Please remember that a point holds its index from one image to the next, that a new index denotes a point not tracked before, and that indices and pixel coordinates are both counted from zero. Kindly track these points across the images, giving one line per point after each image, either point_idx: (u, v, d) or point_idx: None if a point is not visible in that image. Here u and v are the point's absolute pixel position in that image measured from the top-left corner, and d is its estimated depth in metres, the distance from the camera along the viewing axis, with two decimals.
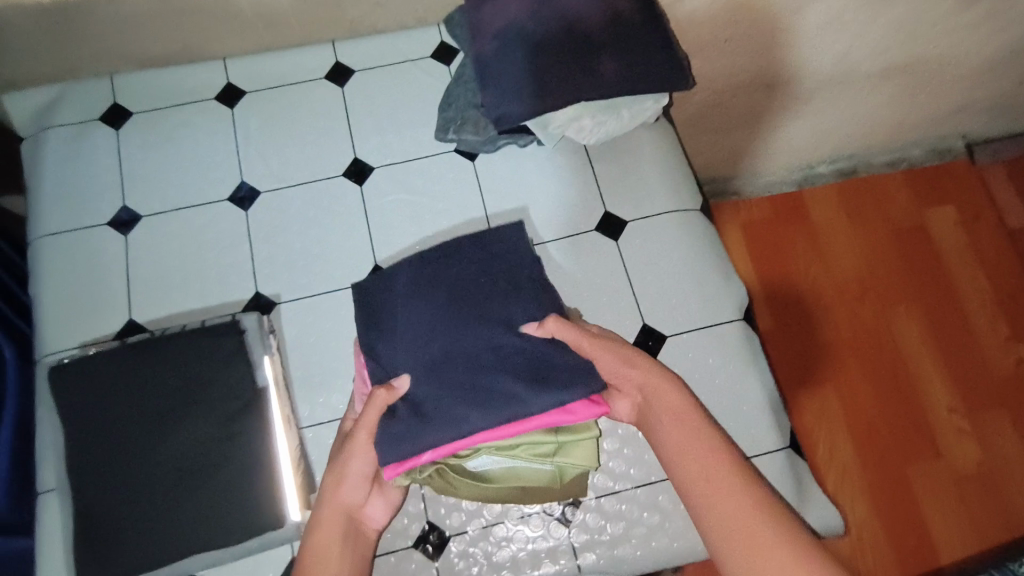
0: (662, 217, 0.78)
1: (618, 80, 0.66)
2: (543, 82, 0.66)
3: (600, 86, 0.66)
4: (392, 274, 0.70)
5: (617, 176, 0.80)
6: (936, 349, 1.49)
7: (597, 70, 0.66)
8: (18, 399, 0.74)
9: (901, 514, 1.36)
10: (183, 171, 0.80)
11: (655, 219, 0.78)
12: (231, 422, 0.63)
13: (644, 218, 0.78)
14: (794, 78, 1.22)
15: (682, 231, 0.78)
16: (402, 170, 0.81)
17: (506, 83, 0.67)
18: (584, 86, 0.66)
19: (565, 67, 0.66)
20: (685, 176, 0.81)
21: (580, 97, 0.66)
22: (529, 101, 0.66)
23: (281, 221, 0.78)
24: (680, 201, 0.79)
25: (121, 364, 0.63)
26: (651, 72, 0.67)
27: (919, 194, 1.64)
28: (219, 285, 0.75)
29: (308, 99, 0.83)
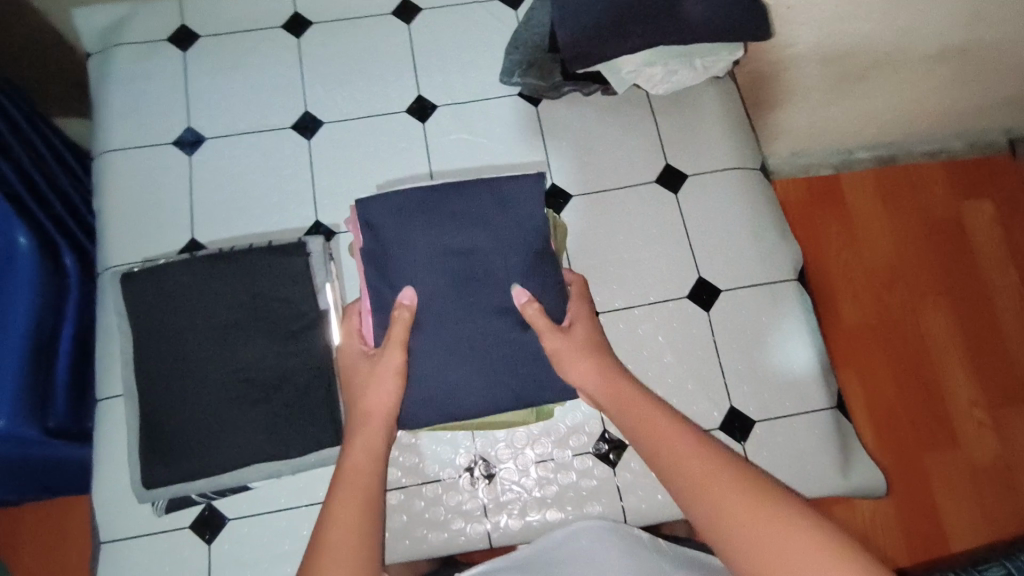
0: (723, 174, 0.79)
1: (699, 26, 0.67)
2: (624, 24, 0.67)
3: (681, 29, 0.67)
4: (398, 205, 0.60)
5: (681, 131, 0.80)
6: (962, 342, 1.48)
7: (679, 16, 0.67)
8: (77, 310, 0.75)
9: (917, 501, 1.35)
10: (248, 97, 0.80)
11: (715, 175, 0.78)
12: (294, 340, 0.64)
13: (705, 174, 0.78)
14: (850, 53, 1.21)
15: (742, 189, 0.78)
16: (465, 111, 0.81)
17: (586, 23, 0.68)
18: (666, 30, 0.67)
19: (648, 9, 0.67)
20: (747, 135, 0.81)
21: (659, 42, 0.68)
22: (610, 43, 0.68)
23: (343, 152, 0.79)
24: (742, 160, 0.79)
25: (196, 274, 0.64)
26: (731, 17, 0.68)
27: (957, 186, 1.61)
28: (279, 210, 0.76)
29: (374, 34, 0.83)
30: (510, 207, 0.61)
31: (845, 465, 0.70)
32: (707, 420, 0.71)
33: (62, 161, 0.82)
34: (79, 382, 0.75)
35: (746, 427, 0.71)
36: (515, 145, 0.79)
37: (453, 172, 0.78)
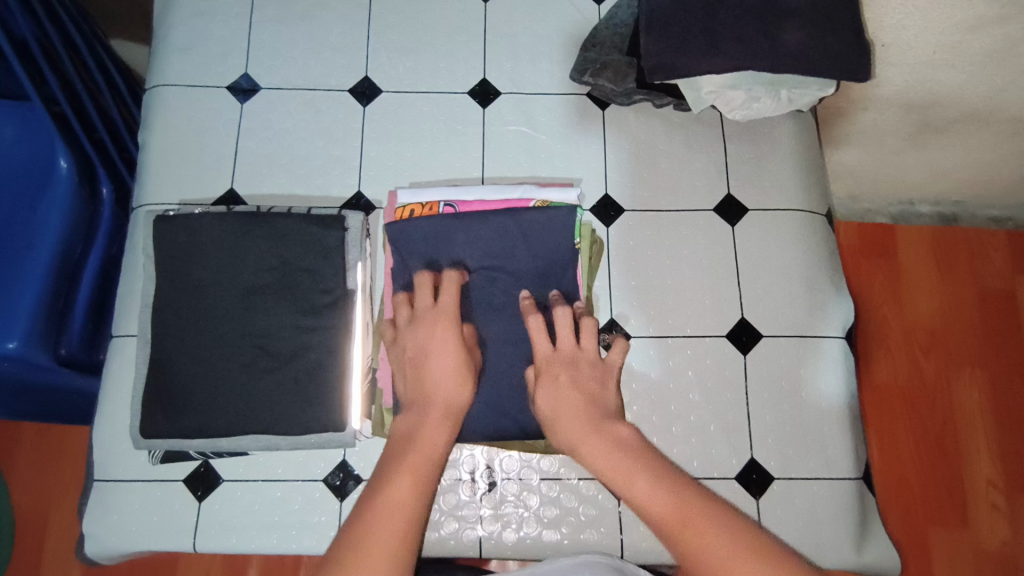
0: (787, 214, 0.74)
1: (798, 54, 0.63)
2: (716, 42, 0.64)
3: (776, 56, 0.63)
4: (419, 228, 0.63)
5: (750, 161, 0.75)
6: (992, 421, 1.40)
7: (778, 39, 0.63)
8: (107, 240, 0.75)
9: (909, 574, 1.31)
10: (310, 52, 0.77)
11: (778, 214, 0.74)
12: (317, 315, 0.62)
13: (767, 210, 0.74)
14: (938, 105, 1.13)
15: (804, 233, 0.74)
16: (528, 103, 0.77)
17: (675, 33, 0.65)
18: (759, 54, 0.63)
19: (745, 29, 0.63)
20: (819, 177, 0.76)
21: (748, 65, 0.64)
22: (696, 58, 0.64)
23: (397, 126, 0.75)
24: (809, 203, 0.75)
25: (227, 229, 0.62)
26: (835, 53, 0.63)
27: (1020, 258, 1.51)
28: (323, 175, 0.73)
29: (448, 7, 0.79)
30: (536, 238, 0.63)
31: (862, 539, 0.67)
32: (723, 467, 0.68)
33: (116, 88, 0.81)
34: (102, 317, 0.74)
35: (763, 481, 0.68)
36: (574, 147, 0.76)
37: (506, 164, 0.75)
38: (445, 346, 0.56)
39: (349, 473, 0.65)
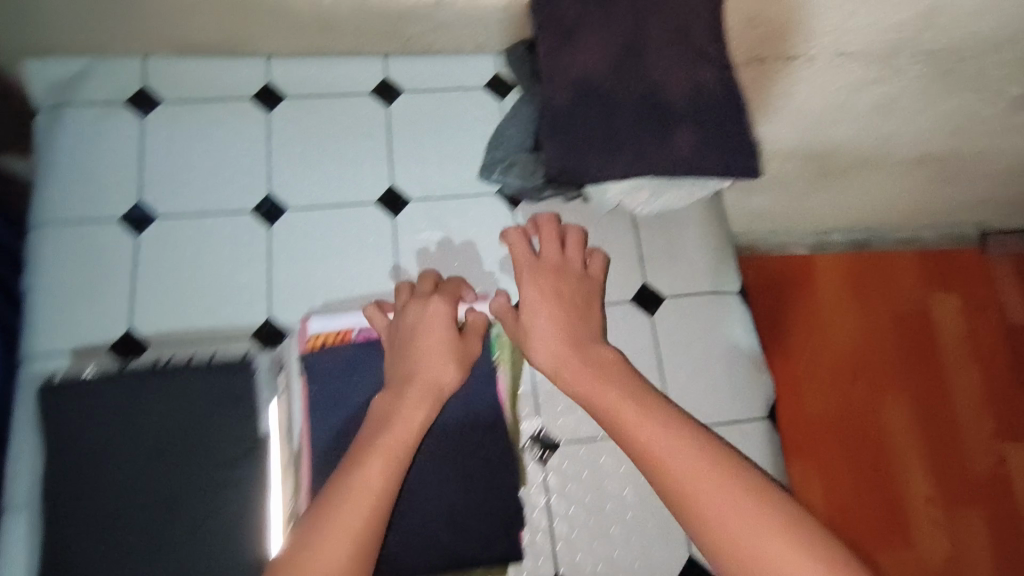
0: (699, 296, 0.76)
1: (692, 158, 0.65)
2: (611, 153, 0.65)
3: (673, 160, 0.65)
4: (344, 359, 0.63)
5: (662, 248, 0.77)
6: (923, 438, 1.50)
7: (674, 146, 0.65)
8: None
9: None
10: (207, 175, 0.75)
11: (694, 298, 0.76)
12: (230, 469, 0.59)
13: (682, 295, 0.76)
14: (838, 151, 1.20)
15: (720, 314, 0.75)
16: (437, 207, 0.77)
17: (571, 141, 0.65)
18: (656, 160, 0.65)
19: (639, 135, 0.65)
20: (729, 255, 0.78)
21: (647, 171, 0.65)
22: (594, 165, 0.65)
23: (304, 242, 0.74)
24: (722, 283, 0.77)
25: (124, 396, 0.59)
26: (727, 153, 0.65)
27: (926, 277, 1.64)
28: (232, 304, 0.71)
29: (346, 115, 0.79)
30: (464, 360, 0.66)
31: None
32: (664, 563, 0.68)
33: None
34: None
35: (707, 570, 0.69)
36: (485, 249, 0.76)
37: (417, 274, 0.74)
38: (433, 323, 0.61)
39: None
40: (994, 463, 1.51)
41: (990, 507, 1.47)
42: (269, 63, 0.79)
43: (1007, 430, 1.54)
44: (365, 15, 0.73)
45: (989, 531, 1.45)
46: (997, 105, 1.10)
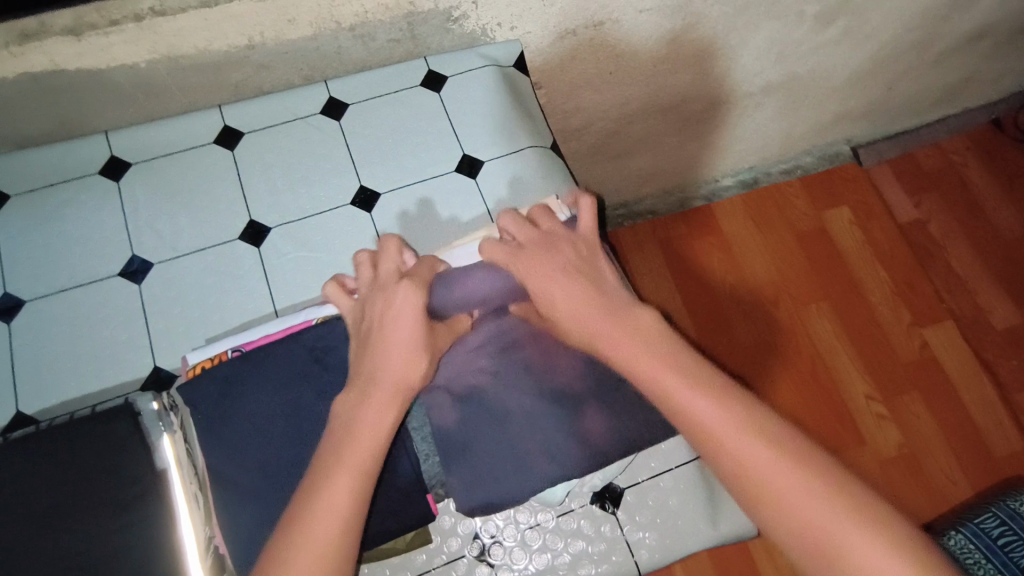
0: (519, 153, 0.87)
1: (589, 434, 0.64)
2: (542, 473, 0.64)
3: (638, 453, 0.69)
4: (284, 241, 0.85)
5: (505, 200, 0.84)
6: (850, 343, 1.64)
7: (578, 423, 0.65)
8: None
9: None
10: (73, 247, 0.78)
11: (522, 202, 0.84)
12: (75, 552, 0.58)
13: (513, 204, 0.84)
14: (686, 101, 1.29)
15: (539, 171, 0.86)
16: (270, 140, 0.85)
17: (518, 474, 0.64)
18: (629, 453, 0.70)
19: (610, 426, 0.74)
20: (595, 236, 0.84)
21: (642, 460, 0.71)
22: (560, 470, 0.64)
23: (264, 163, 0.84)
24: (548, 182, 0.85)
25: (18, 452, 0.61)
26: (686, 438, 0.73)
27: (816, 198, 1.78)
28: (111, 363, 0.74)
29: (185, 162, 0.83)
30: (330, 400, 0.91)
31: (646, 541, 0.70)
32: (608, 516, 0.71)
33: None
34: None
35: (615, 496, 0.72)
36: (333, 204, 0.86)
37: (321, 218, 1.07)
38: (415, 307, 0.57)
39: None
40: (917, 347, 1.64)
41: (925, 390, 1.60)
42: (111, 152, 0.82)
43: (923, 315, 1.68)
44: (164, 76, 0.79)
45: (929, 412, 1.58)
46: (806, 23, 1.18)
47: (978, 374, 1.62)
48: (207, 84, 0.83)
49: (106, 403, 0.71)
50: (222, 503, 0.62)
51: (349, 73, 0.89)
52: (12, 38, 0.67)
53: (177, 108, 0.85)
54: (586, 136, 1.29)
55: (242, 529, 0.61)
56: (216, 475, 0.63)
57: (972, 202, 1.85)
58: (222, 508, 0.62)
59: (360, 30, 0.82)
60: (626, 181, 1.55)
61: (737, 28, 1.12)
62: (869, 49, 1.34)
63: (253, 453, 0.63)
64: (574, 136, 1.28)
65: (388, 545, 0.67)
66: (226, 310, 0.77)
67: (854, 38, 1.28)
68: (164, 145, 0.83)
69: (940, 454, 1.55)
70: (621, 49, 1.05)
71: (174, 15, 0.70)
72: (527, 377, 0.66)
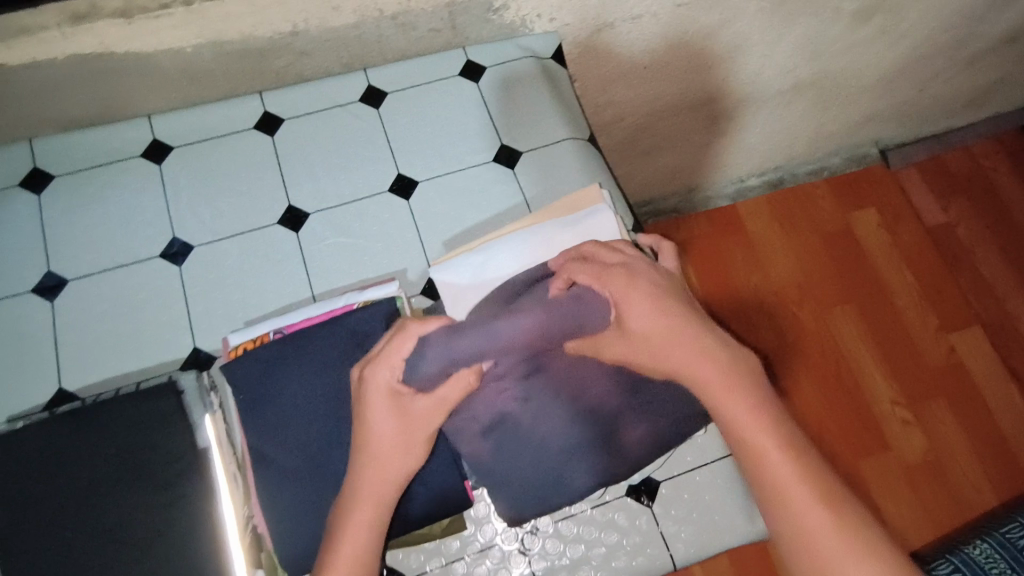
0: (556, 144, 0.87)
1: (616, 444, 0.66)
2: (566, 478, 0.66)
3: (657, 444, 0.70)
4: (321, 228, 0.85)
5: (542, 191, 0.84)
6: (875, 346, 1.62)
7: (614, 437, 0.66)
8: None
9: None
10: (117, 228, 0.79)
11: (560, 192, 0.84)
12: (120, 526, 0.59)
13: (551, 194, 0.84)
14: (717, 97, 1.29)
15: (576, 162, 0.86)
16: (309, 126, 0.85)
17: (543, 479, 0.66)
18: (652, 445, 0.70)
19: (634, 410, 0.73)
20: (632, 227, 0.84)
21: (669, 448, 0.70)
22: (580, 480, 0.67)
23: (304, 149, 0.84)
24: (585, 174, 0.85)
25: (66, 429, 0.62)
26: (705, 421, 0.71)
27: (843, 199, 1.77)
28: (153, 343, 0.74)
29: (226, 146, 0.83)
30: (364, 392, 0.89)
31: (682, 535, 0.70)
32: (643, 508, 0.70)
33: None
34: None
35: (651, 488, 0.71)
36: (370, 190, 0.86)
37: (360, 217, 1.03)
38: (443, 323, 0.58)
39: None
40: (944, 352, 1.62)
41: (952, 395, 1.58)
42: (154, 136, 0.83)
43: (950, 320, 1.65)
44: (208, 61, 0.79)
45: (955, 418, 1.56)
46: (842, 21, 1.17)
47: (1005, 380, 1.60)
48: (249, 70, 0.83)
49: (151, 380, 0.72)
50: (262, 483, 0.62)
51: (388, 62, 0.90)
52: (64, 20, 0.68)
53: (219, 94, 0.86)
54: (615, 131, 1.28)
55: (284, 509, 0.62)
56: (258, 455, 0.63)
57: (1001, 207, 1.83)
58: (262, 488, 0.63)
59: (402, 19, 0.82)
60: (652, 178, 1.55)
61: (772, 24, 1.11)
62: (904, 49, 1.33)
63: (295, 434, 0.64)
64: (605, 130, 1.28)
65: (423, 532, 0.66)
66: (264, 293, 0.77)
67: (889, 37, 1.27)
68: (205, 130, 0.84)
69: (965, 461, 1.53)
70: (656, 43, 1.05)
71: (222, 0, 0.71)
72: (567, 390, 0.65)
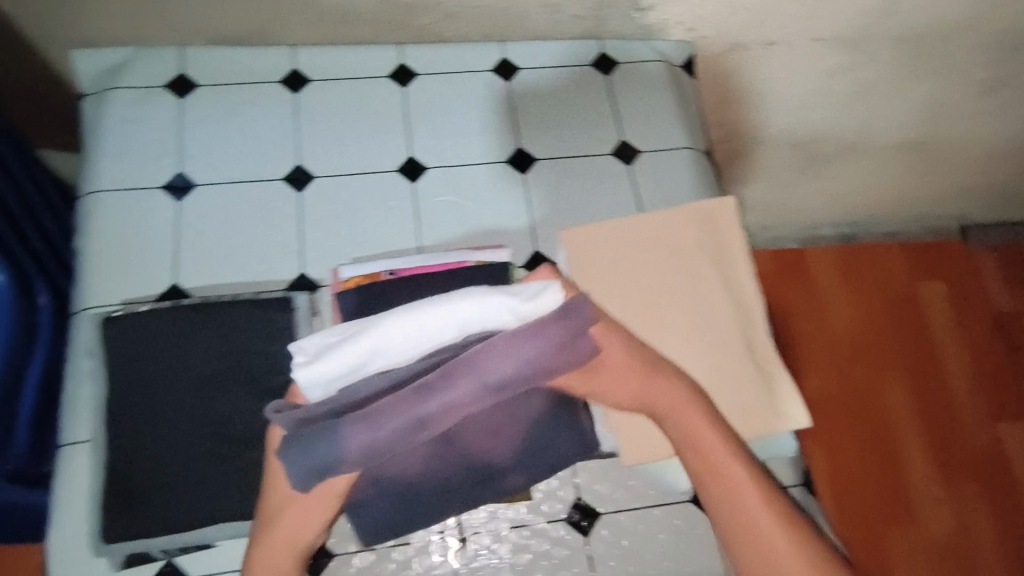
0: (675, 151, 0.88)
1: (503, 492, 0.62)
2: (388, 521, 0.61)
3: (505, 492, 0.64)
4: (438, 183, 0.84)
5: (655, 193, 0.85)
6: (920, 418, 1.60)
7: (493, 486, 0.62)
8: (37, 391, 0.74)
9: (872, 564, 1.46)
10: (248, 145, 0.82)
11: (671, 198, 0.85)
12: (223, 422, 0.61)
13: (662, 197, 0.85)
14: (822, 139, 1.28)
15: (691, 172, 0.87)
16: (442, 86, 0.88)
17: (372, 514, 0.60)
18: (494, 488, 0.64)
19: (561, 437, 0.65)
20: None
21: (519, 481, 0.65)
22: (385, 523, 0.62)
23: (434, 107, 0.86)
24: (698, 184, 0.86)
25: (185, 320, 0.64)
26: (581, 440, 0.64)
27: (914, 267, 1.74)
28: (263, 260, 0.77)
29: (360, 88, 0.86)
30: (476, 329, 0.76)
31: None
32: (705, 518, 0.70)
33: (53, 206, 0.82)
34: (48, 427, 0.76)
35: None
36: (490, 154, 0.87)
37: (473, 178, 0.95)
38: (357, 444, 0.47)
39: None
40: (988, 440, 1.60)
41: (989, 484, 1.56)
42: (295, 65, 0.86)
43: (1000, 408, 1.63)
44: (363, 4, 0.82)
45: (988, 507, 1.54)
46: (966, 87, 1.16)
47: None
48: (398, 21, 0.85)
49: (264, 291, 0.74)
50: None
51: (524, 39, 0.91)
52: None
53: (361, 37, 0.88)
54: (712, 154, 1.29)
55: None
56: None
57: None
58: None
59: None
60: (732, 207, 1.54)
61: (897, 77, 1.10)
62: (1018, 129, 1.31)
63: None
64: None
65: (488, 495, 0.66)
66: (374, 234, 0.79)
67: (1009, 112, 1.25)
68: (343, 69, 0.86)
69: (991, 552, 1.50)
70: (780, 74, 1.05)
71: None
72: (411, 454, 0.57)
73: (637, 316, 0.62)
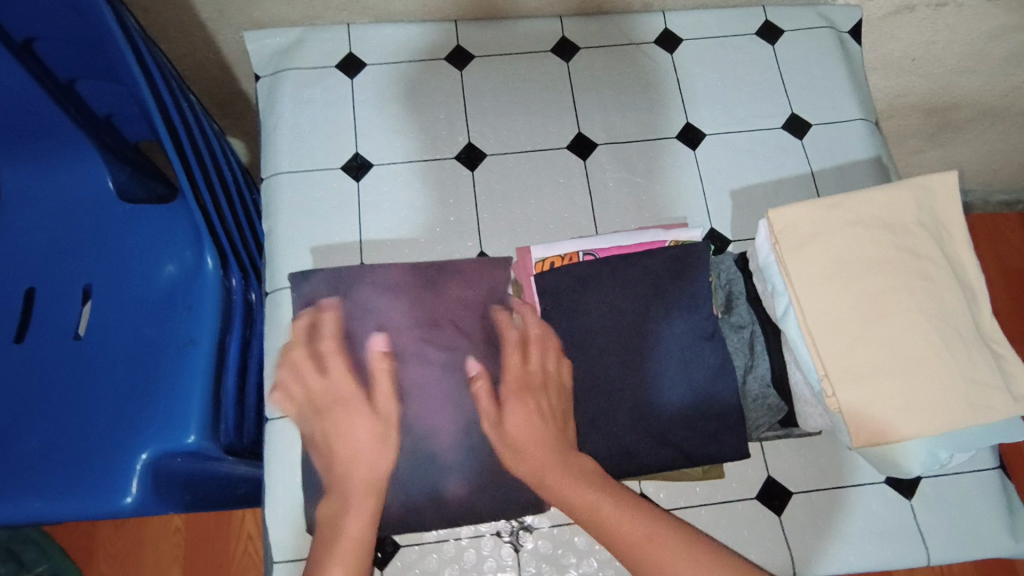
0: (848, 123, 0.85)
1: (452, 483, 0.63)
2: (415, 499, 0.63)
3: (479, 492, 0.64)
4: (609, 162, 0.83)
5: (829, 167, 0.82)
6: None
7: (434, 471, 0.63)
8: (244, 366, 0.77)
9: None
10: (420, 124, 0.82)
11: (846, 171, 0.82)
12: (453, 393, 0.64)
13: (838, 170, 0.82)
14: None
15: (866, 144, 0.84)
16: (605, 58, 0.86)
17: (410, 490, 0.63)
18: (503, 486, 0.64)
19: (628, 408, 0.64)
20: None
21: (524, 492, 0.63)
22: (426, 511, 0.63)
23: (598, 81, 0.85)
24: (875, 157, 0.83)
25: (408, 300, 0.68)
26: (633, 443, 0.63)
27: None
28: (442, 239, 0.78)
29: (524, 64, 0.85)
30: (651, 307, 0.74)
31: (938, 534, 0.70)
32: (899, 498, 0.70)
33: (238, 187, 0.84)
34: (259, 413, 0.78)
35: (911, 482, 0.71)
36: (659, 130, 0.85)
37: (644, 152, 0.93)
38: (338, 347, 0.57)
39: (502, 536, 0.70)
40: None
41: None
42: (459, 42, 0.85)
43: None
44: None
45: None
46: None
47: None
48: None
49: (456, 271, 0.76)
50: None
51: (686, 9, 0.88)
52: None
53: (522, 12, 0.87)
54: None
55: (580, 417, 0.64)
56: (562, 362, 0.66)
57: None
58: None
59: None
60: None
61: None
62: None
63: (596, 348, 0.65)
64: None
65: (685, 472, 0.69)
66: (548, 212, 0.79)
67: None
68: (506, 45, 0.85)
69: None
70: None
71: None
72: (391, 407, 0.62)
73: (860, 311, 0.59)
